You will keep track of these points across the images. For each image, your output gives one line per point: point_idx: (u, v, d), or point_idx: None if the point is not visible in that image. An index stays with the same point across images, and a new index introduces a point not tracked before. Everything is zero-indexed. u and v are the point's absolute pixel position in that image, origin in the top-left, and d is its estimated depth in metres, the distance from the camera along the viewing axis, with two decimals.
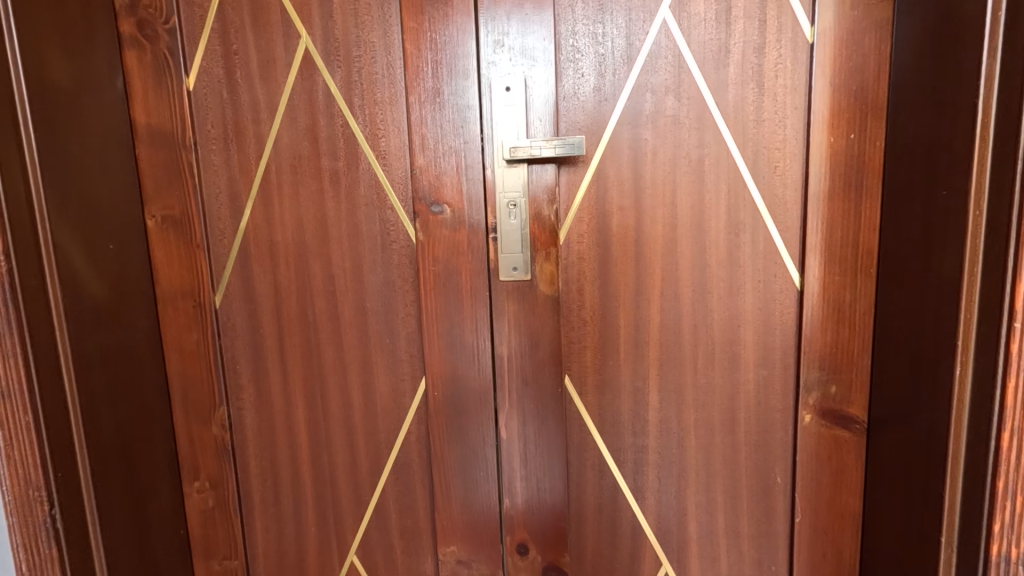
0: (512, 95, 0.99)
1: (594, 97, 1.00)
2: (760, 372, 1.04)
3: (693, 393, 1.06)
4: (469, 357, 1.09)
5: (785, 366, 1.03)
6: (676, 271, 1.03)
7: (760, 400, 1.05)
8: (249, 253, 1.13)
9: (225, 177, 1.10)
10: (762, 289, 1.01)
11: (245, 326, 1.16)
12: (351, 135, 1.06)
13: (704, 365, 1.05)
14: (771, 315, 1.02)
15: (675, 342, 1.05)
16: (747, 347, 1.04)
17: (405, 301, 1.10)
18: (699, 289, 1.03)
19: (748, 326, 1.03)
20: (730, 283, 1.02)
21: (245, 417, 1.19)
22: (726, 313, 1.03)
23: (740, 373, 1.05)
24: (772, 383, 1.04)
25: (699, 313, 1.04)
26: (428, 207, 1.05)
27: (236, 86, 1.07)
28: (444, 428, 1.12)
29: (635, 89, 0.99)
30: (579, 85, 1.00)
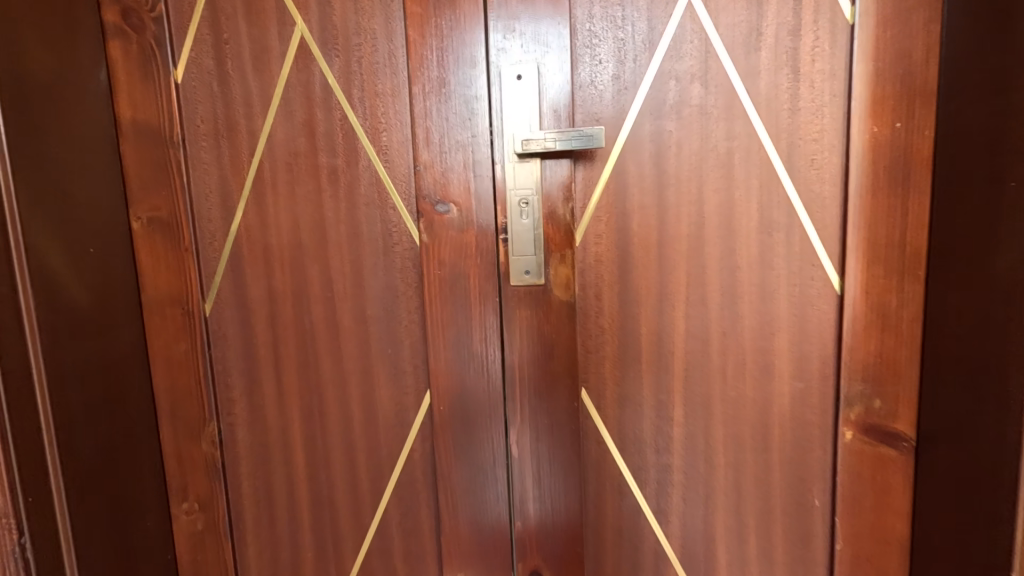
0: (524, 85, 0.92)
1: (613, 86, 0.92)
2: (796, 385, 0.95)
3: (721, 408, 0.98)
4: (478, 368, 1.01)
5: (823, 378, 0.94)
6: (703, 275, 0.95)
7: (796, 415, 0.96)
8: (241, 257, 1.04)
9: (216, 175, 1.03)
10: (798, 294, 0.93)
11: (236, 336, 1.07)
12: (350, 130, 0.98)
13: (735, 378, 0.97)
14: (808, 322, 0.93)
15: (702, 352, 0.97)
16: (781, 358, 0.95)
17: (408, 308, 1.02)
18: (729, 296, 0.95)
19: (783, 335, 0.94)
20: (763, 288, 0.94)
21: (236, 433, 1.10)
22: (758, 321, 0.95)
23: (774, 385, 0.96)
24: (809, 397, 0.95)
25: (729, 320, 0.95)
26: (433, 206, 0.97)
27: (227, 78, 1.00)
28: (450, 445, 1.04)
29: (657, 77, 0.91)
30: (597, 73, 0.92)
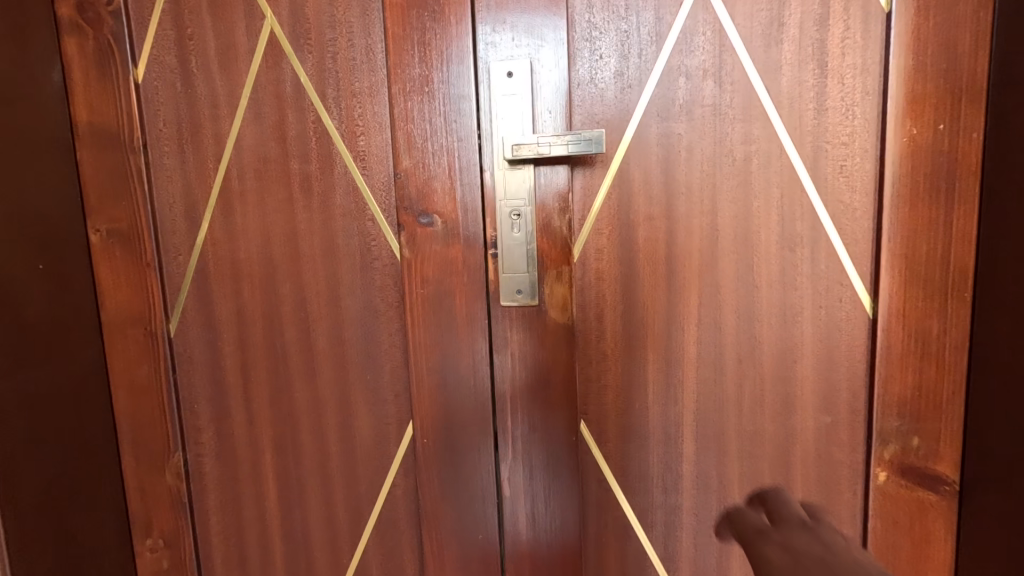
0: (516, 83, 0.82)
1: (615, 84, 0.82)
2: (822, 420, 0.84)
3: (738, 443, 0.87)
4: (466, 397, 0.91)
5: (853, 411, 0.83)
6: (717, 296, 0.85)
7: (822, 453, 0.85)
8: (207, 272, 0.95)
9: (180, 183, 0.94)
10: (825, 318, 0.82)
11: (203, 358, 0.98)
12: (325, 133, 0.89)
13: (753, 410, 0.86)
14: (836, 348, 0.83)
15: (716, 382, 0.87)
16: (805, 389, 0.84)
17: (388, 329, 0.92)
18: (746, 319, 0.84)
19: (808, 363, 0.84)
20: (785, 310, 0.83)
21: (204, 464, 1.01)
22: (779, 347, 0.84)
23: (797, 419, 0.85)
24: (837, 434, 0.84)
25: (746, 345, 0.85)
26: (415, 218, 0.87)
27: (191, 76, 0.91)
28: (435, 481, 0.94)
29: (665, 73, 0.81)
30: (597, 69, 0.82)
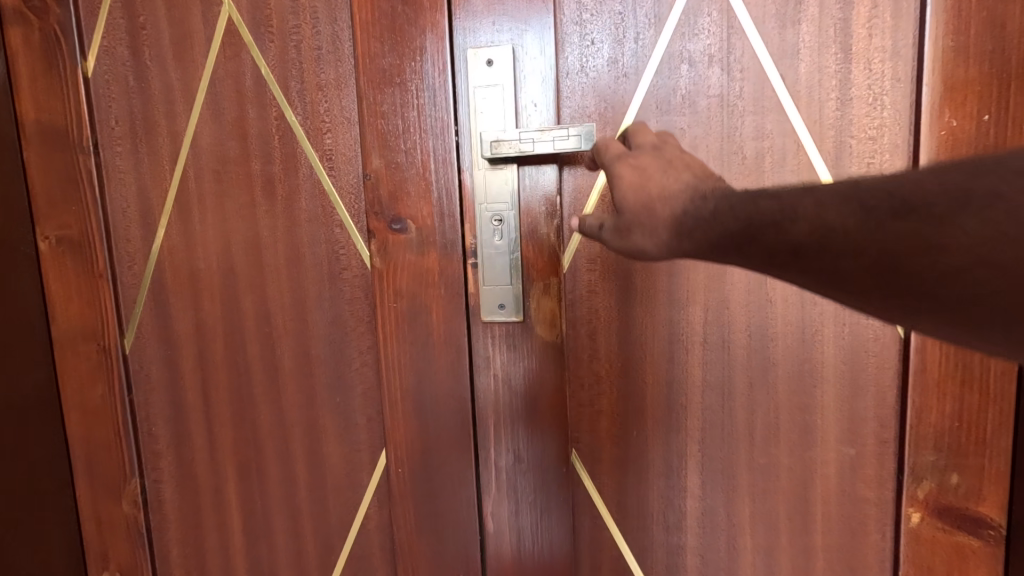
0: (497, 72, 0.74)
1: (609, 73, 0.73)
2: (846, 452, 0.75)
3: (749, 479, 0.78)
4: (444, 422, 0.82)
5: (881, 443, 0.74)
6: (724, 311, 0.75)
7: (847, 490, 0.75)
8: (164, 283, 0.87)
9: (134, 186, 0.86)
10: (849, 336, 0.73)
11: (161, 378, 0.90)
12: (288, 130, 0.80)
13: (764, 442, 0.77)
14: (859, 370, 0.73)
15: (723, 408, 0.77)
16: (826, 417, 0.75)
17: (359, 347, 0.83)
18: (757, 338, 0.75)
19: (828, 389, 0.74)
20: (803, 328, 0.74)
21: (163, 493, 0.92)
22: (795, 370, 0.75)
23: (817, 451, 0.76)
24: (862, 468, 0.75)
25: (757, 367, 0.76)
26: (386, 223, 0.78)
27: (145, 69, 0.83)
28: (412, 515, 0.85)
29: (665, 60, 0.72)
30: (588, 56, 0.73)
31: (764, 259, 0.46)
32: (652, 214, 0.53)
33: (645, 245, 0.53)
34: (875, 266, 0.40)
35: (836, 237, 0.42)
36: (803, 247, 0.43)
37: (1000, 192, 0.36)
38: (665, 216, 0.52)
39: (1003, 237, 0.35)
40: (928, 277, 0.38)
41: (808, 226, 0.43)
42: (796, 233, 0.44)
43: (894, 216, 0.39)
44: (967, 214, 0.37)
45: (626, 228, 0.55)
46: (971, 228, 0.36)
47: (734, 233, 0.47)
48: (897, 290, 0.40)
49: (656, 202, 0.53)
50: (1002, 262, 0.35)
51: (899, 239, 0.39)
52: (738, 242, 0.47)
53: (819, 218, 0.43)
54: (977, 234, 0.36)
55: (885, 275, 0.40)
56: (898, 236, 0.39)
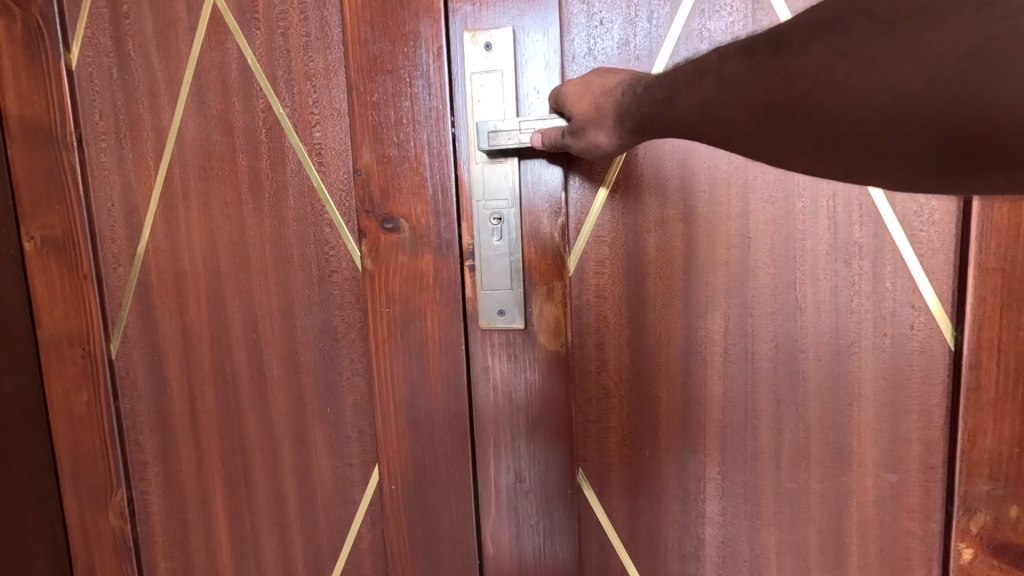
0: (496, 57, 0.68)
1: (619, 56, 0.67)
2: (885, 479, 0.67)
3: (775, 506, 0.70)
4: (439, 437, 0.76)
5: (926, 469, 0.66)
6: (748, 321, 0.68)
7: (888, 520, 0.68)
8: (149, 285, 0.83)
9: (118, 184, 0.82)
10: (890, 349, 0.65)
11: (146, 385, 0.85)
12: (275, 123, 0.75)
13: (792, 466, 0.69)
14: (903, 388, 0.65)
15: (746, 426, 0.70)
16: (864, 439, 0.67)
17: (350, 355, 0.78)
18: (785, 351, 0.68)
19: (866, 408, 0.67)
20: (838, 339, 0.66)
21: (150, 504, 0.88)
22: (827, 387, 0.67)
23: (854, 477, 0.68)
24: (904, 496, 0.67)
25: (785, 382, 0.68)
26: (378, 223, 0.73)
27: (128, 61, 0.79)
28: (405, 535, 0.79)
29: (683, 40, 0.65)
30: (597, 38, 0.67)
31: (677, 123, 0.50)
32: (600, 109, 0.60)
33: (598, 139, 0.60)
34: (747, 108, 0.42)
35: (727, 86, 0.44)
36: (705, 101, 0.46)
37: (843, 17, 0.37)
38: (610, 107, 0.59)
39: (839, 56, 0.36)
40: (786, 103, 0.39)
41: (709, 81, 0.45)
42: (699, 90, 0.46)
43: (766, 55, 0.41)
44: (817, 40, 0.38)
45: (581, 128, 0.61)
46: (817, 51, 0.38)
47: (657, 104, 0.52)
48: (767, 123, 0.41)
49: (602, 100, 0.60)
50: (839, 78, 0.36)
51: (767, 72, 0.40)
52: (657, 111, 0.52)
53: (721, 73, 0.44)
54: (821, 58, 0.37)
55: (755, 112, 0.41)
56: (767, 74, 0.40)
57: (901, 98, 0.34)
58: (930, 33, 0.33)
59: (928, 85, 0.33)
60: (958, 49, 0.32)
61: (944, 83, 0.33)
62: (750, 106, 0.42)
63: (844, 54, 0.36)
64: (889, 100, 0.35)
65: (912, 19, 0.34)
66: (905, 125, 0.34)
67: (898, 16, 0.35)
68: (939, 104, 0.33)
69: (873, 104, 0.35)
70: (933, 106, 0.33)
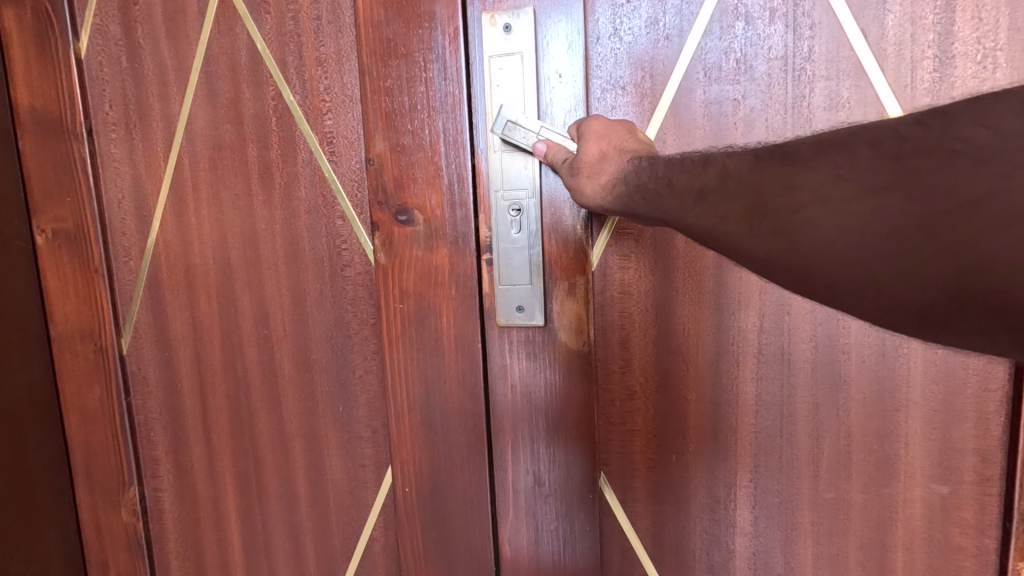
0: (517, 40, 0.64)
1: (648, 37, 0.63)
2: (935, 491, 0.63)
3: (812, 518, 0.66)
4: (455, 439, 0.73)
5: (980, 482, 0.62)
6: (785, 317, 0.63)
7: (937, 534, 0.64)
8: (160, 279, 0.81)
9: (128, 176, 0.80)
10: (942, 350, 0.61)
11: (158, 381, 0.84)
12: (285, 112, 0.73)
13: (833, 475, 0.65)
14: (957, 393, 0.61)
15: (783, 433, 0.65)
16: (912, 447, 0.63)
17: (363, 353, 0.75)
18: (825, 353, 0.63)
19: (915, 414, 0.62)
20: (883, 341, 0.62)
21: (163, 502, 0.87)
22: (873, 391, 0.63)
23: (901, 488, 0.64)
24: (957, 509, 0.63)
25: (826, 387, 0.64)
26: (391, 214, 0.70)
27: (137, 49, 0.77)
28: (420, 541, 0.76)
29: (717, 18, 0.61)
30: (623, 17, 0.63)
31: (669, 203, 0.47)
32: (605, 164, 0.58)
33: (585, 187, 0.59)
34: (746, 208, 0.42)
35: (729, 180, 0.44)
36: (705, 188, 0.45)
37: (851, 142, 0.39)
38: (612, 170, 0.57)
39: (844, 180, 0.38)
40: (785, 215, 0.40)
41: (711, 171, 0.46)
42: (701, 177, 0.46)
43: (773, 161, 0.42)
44: (825, 159, 0.39)
45: (579, 167, 0.60)
46: (822, 170, 0.39)
47: (653, 181, 0.50)
48: (761, 228, 0.41)
49: (612, 155, 0.58)
50: (838, 202, 0.38)
51: (771, 179, 0.41)
52: (651, 186, 0.50)
53: (725, 166, 0.45)
54: (827, 177, 0.39)
55: (753, 214, 0.42)
56: (770, 179, 0.41)
57: (896, 238, 0.36)
58: (931, 176, 0.35)
59: (920, 228, 0.35)
60: (954, 200, 0.34)
61: (936, 234, 0.34)
62: (748, 205, 0.42)
63: (846, 179, 0.38)
64: (886, 237, 0.36)
65: (917, 158, 0.36)
66: (899, 265, 0.36)
67: (904, 150, 0.37)
68: (935, 252, 0.34)
69: (871, 235, 0.37)
70: (929, 253, 0.35)
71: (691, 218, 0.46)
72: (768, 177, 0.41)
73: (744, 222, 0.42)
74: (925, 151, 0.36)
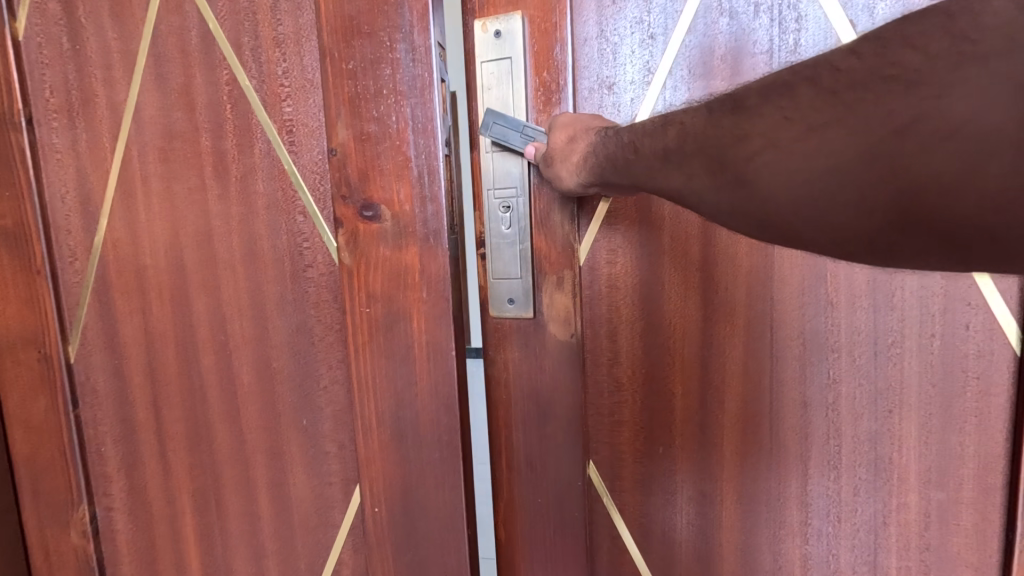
0: (507, 45, 0.59)
1: (633, 36, 0.57)
2: (932, 497, 0.61)
3: (803, 523, 0.64)
4: (428, 455, 0.66)
5: (981, 491, 0.59)
6: (772, 311, 0.60)
7: (932, 540, 0.61)
8: (109, 281, 0.75)
9: (72, 168, 0.73)
10: (939, 351, 0.58)
11: (108, 392, 0.77)
12: (241, 98, 0.66)
13: (822, 475, 0.63)
14: (954, 396, 0.58)
15: (772, 435, 0.63)
16: (905, 451, 0.60)
17: (327, 361, 0.69)
18: (815, 349, 0.60)
19: (910, 417, 0.60)
20: (876, 339, 0.59)
21: (116, 522, 0.81)
22: (863, 390, 0.60)
23: (894, 493, 0.61)
24: (955, 518, 0.61)
25: (817, 386, 0.61)
26: (356, 210, 0.63)
27: (79, 29, 0.70)
28: (392, 564, 0.70)
29: (701, 15, 0.56)
30: (607, 17, 0.57)
31: (638, 168, 0.46)
32: (574, 146, 0.54)
33: (562, 175, 0.55)
34: (708, 163, 0.40)
35: (688, 138, 0.42)
36: (670, 150, 0.43)
37: (791, 82, 0.36)
38: (582, 147, 0.54)
39: (787, 121, 0.35)
40: (739, 163, 0.37)
41: (671, 131, 0.44)
42: (663, 139, 0.44)
43: (722, 114, 0.40)
44: (768, 105, 0.37)
45: (551, 157, 0.56)
46: (767, 117, 0.36)
47: (620, 149, 0.48)
48: (723, 180, 0.39)
49: (580, 135, 0.54)
50: (788, 144, 0.35)
51: (723, 130, 0.39)
52: (621, 156, 0.48)
53: (683, 125, 0.43)
54: (771, 122, 0.36)
55: (714, 169, 0.39)
56: (719, 133, 0.39)
57: (844, 172, 0.33)
58: (868, 107, 0.32)
59: (863, 158, 0.32)
60: (888, 124, 0.31)
61: (878, 159, 0.32)
62: (710, 161, 0.39)
63: (792, 120, 0.35)
64: (832, 171, 0.33)
65: (854, 89, 0.33)
66: (846, 195, 0.33)
67: (840, 84, 0.33)
68: (878, 179, 0.32)
69: (819, 174, 0.34)
70: (872, 179, 0.32)
71: (663, 181, 0.44)
72: (718, 127, 0.39)
73: (710, 176, 0.39)
74: (859, 81, 0.33)
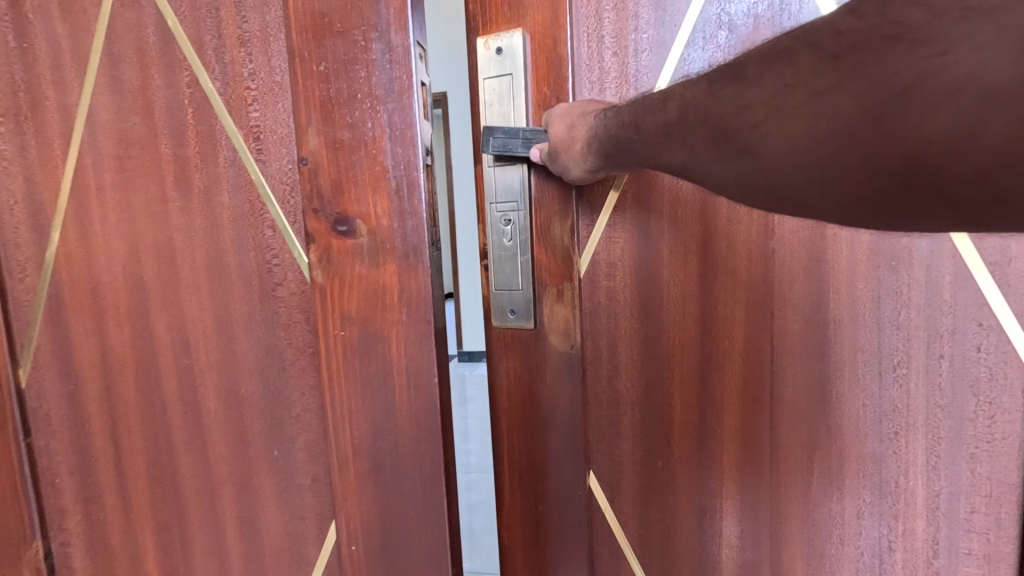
0: (508, 62, 0.54)
1: (631, 53, 0.54)
2: (940, 518, 0.56)
3: (806, 553, 0.60)
4: (408, 490, 0.61)
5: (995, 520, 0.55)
6: (773, 320, 0.56)
7: (943, 568, 0.57)
8: (62, 299, 0.69)
9: (22, 178, 0.68)
10: (948, 373, 0.54)
11: (63, 419, 0.71)
12: (203, 102, 0.61)
13: (823, 491, 0.58)
14: (964, 421, 0.54)
15: (772, 456, 0.59)
16: (911, 475, 0.56)
17: (300, 387, 0.64)
18: (816, 367, 0.56)
19: (917, 441, 0.56)
20: (880, 358, 0.55)
21: (74, 557, 0.75)
22: (867, 412, 0.56)
23: (900, 517, 0.57)
24: (966, 546, 0.56)
25: (817, 405, 0.57)
26: (329, 224, 0.58)
27: (27, 26, 0.64)
28: None
29: (699, 28, 0.52)
30: (602, 35, 0.54)
31: (642, 149, 0.43)
32: (574, 132, 0.50)
33: (570, 166, 0.51)
34: (709, 135, 0.37)
35: (689, 111, 0.39)
36: (671, 125, 0.40)
37: (792, 48, 0.33)
38: (583, 134, 0.49)
39: (788, 87, 0.32)
40: (740, 133, 0.35)
41: (672, 104, 0.40)
42: (665, 114, 0.41)
43: (723, 83, 0.36)
44: (770, 73, 0.34)
45: (553, 151, 0.52)
46: (769, 83, 0.33)
47: (622, 129, 0.45)
48: (724, 149, 0.36)
49: (578, 120, 0.50)
50: (790, 111, 0.32)
51: (723, 101, 0.36)
52: (624, 137, 0.45)
53: (685, 96, 0.39)
54: (771, 89, 0.33)
55: (716, 140, 0.37)
56: (719, 103, 0.36)
57: (848, 136, 0.30)
58: (871, 70, 0.29)
59: (865, 119, 0.29)
60: (893, 85, 0.28)
61: (883, 121, 0.29)
62: (710, 134, 0.37)
63: (793, 87, 0.32)
64: (834, 136, 0.31)
65: (857, 52, 0.30)
66: (850, 162, 0.30)
67: (841, 47, 0.30)
68: (879, 143, 0.29)
69: (822, 141, 0.31)
70: (875, 142, 0.29)
71: (666, 158, 0.41)
72: (716, 97, 0.36)
73: (710, 149, 0.37)
74: (863, 44, 0.29)
